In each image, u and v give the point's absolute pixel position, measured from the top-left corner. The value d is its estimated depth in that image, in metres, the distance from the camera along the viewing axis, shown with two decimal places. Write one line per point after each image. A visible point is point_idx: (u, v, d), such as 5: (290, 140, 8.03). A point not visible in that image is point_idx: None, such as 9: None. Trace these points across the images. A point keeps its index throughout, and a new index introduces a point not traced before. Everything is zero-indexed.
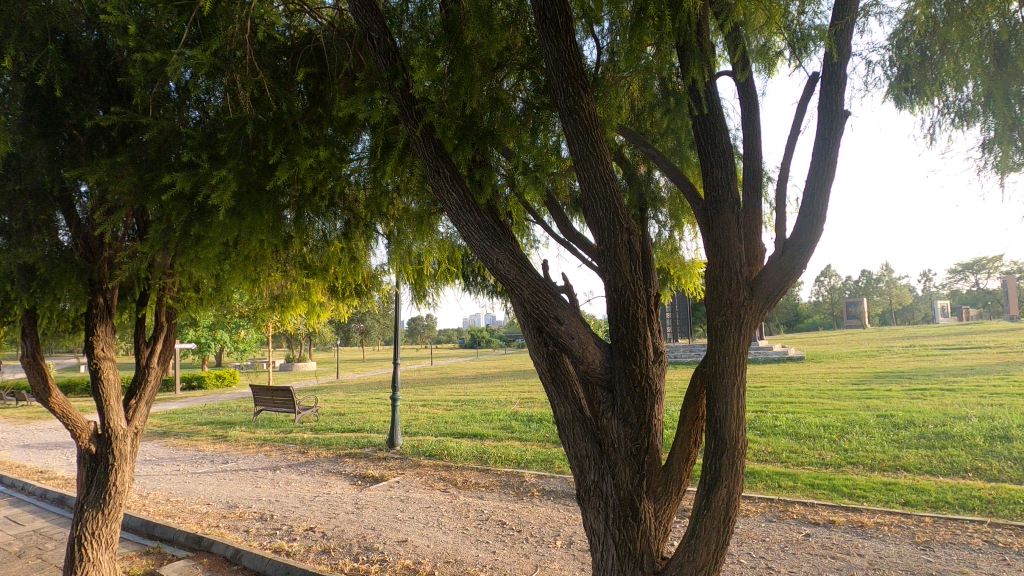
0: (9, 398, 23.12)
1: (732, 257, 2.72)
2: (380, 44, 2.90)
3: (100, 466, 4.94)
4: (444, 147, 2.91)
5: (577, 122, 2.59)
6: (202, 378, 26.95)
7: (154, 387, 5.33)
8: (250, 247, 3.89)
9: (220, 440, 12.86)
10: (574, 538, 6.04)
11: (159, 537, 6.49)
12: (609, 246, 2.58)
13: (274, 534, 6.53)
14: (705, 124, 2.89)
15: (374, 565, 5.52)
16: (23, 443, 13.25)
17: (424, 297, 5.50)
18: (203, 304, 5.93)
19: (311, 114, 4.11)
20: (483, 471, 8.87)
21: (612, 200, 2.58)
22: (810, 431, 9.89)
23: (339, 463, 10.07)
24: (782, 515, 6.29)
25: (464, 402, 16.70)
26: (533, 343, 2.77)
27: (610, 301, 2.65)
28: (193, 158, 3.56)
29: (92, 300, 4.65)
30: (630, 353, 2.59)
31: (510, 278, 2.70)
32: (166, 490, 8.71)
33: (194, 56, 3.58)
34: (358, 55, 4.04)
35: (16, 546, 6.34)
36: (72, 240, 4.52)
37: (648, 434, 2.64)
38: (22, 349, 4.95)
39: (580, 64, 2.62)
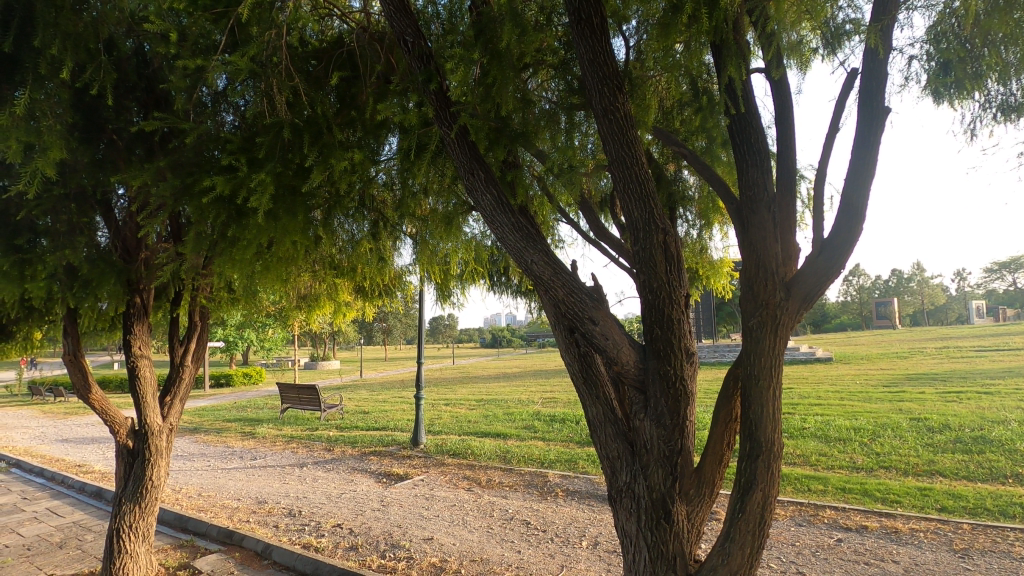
0: (48, 393, 24.01)
1: (769, 257, 2.69)
2: (414, 47, 2.94)
3: (137, 461, 5.08)
4: (479, 150, 2.93)
5: (612, 122, 2.58)
6: (231, 376, 27.61)
7: (188, 385, 5.48)
8: (283, 248, 3.96)
9: (248, 437, 13.14)
10: (600, 538, 6.02)
11: (193, 531, 6.65)
12: (643, 247, 2.58)
13: (303, 530, 6.65)
14: (741, 123, 2.86)
15: (401, 563, 5.57)
16: (62, 438, 13.73)
17: (449, 297, 5.64)
18: (234, 304, 6.07)
19: (344, 117, 4.17)
20: (507, 471, 8.90)
21: (647, 200, 2.57)
22: (840, 434, 9.68)
23: (365, 461, 10.19)
24: (812, 519, 6.17)
25: (486, 402, 16.75)
26: (564, 344, 2.77)
27: (644, 301, 2.64)
28: (231, 162, 3.64)
29: (129, 300, 4.78)
30: (664, 354, 2.58)
31: (544, 279, 2.70)
32: (198, 484, 8.93)
33: (233, 62, 3.66)
34: (390, 58, 4.11)
35: (57, 537, 6.57)
36: (111, 240, 4.77)
37: (681, 436, 2.62)
38: (64, 347, 5.13)
39: (615, 63, 2.62)
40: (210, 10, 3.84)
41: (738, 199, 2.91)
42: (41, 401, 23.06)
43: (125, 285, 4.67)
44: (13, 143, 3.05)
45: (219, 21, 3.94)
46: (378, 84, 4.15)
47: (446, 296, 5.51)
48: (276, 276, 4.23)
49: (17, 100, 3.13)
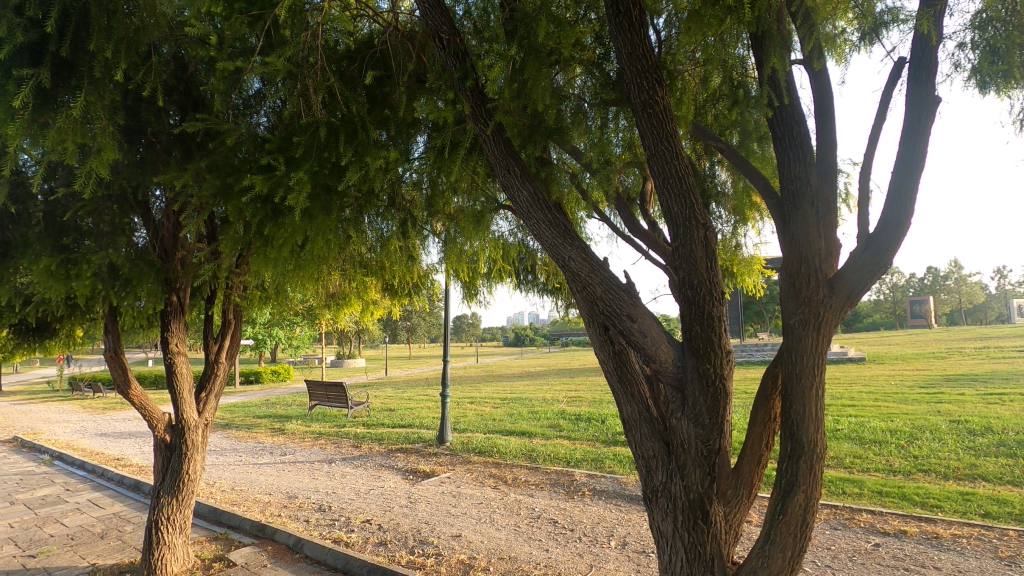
0: (87, 389, 24.88)
1: (812, 253, 2.62)
2: (450, 44, 2.95)
3: (174, 455, 5.22)
4: (514, 147, 2.94)
5: (652, 116, 2.54)
6: (259, 373, 28.21)
7: (222, 381, 5.60)
8: (316, 247, 4.02)
9: (278, 433, 13.39)
10: (628, 538, 5.97)
11: (226, 524, 6.80)
12: (684, 244, 2.53)
13: (332, 524, 6.75)
14: (783, 116, 2.80)
15: (430, 559, 5.60)
16: (102, 432, 14.21)
17: (475, 295, 5.68)
18: (267, 302, 6.21)
19: (377, 116, 4.19)
20: (533, 469, 8.89)
21: (687, 195, 2.53)
22: (875, 436, 9.42)
23: (391, 458, 10.29)
24: (847, 523, 6.02)
25: (511, 400, 16.77)
26: (598, 341, 2.74)
27: (682, 297, 2.59)
28: (270, 161, 3.69)
29: (167, 298, 4.92)
30: (703, 352, 2.53)
31: (582, 275, 2.69)
32: (230, 479, 9.14)
33: (270, 63, 3.70)
34: (422, 58, 4.12)
35: (98, 528, 6.79)
36: (149, 240, 4.91)
37: (719, 436, 2.57)
38: (105, 343, 5.28)
39: (653, 56, 2.58)
40: (248, 13, 3.84)
41: (778, 194, 2.85)
42: (82, 396, 23.98)
43: (163, 283, 4.81)
44: (66, 147, 3.13)
45: (255, 23, 3.97)
46: (411, 83, 4.17)
47: (473, 294, 5.55)
48: (309, 274, 4.30)
49: (68, 104, 3.21)
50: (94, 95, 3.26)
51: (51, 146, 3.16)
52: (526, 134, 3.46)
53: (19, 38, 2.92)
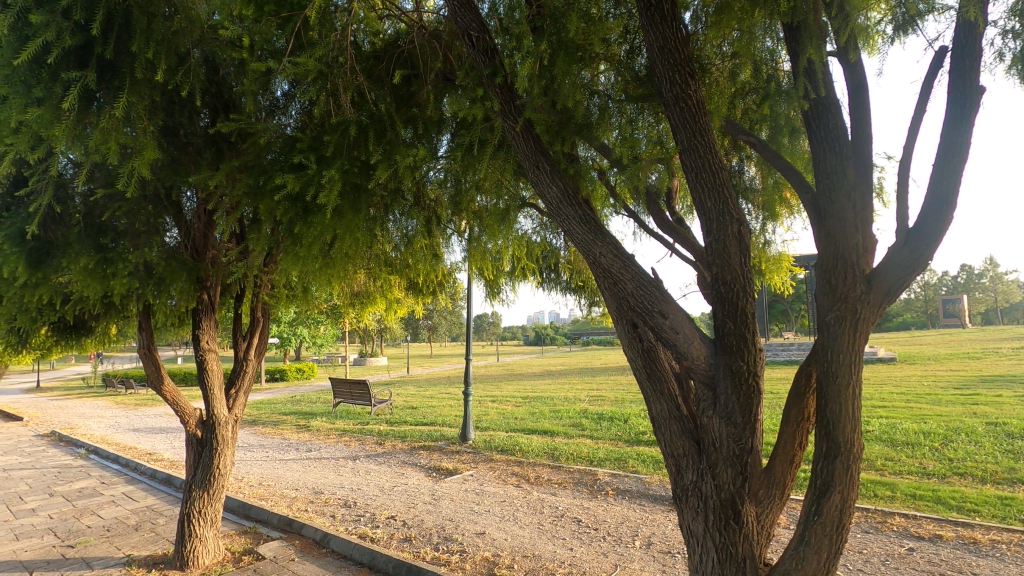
0: (120, 386, 25.64)
1: (850, 248, 2.55)
2: (479, 41, 2.97)
3: (205, 449, 5.35)
4: (543, 143, 2.94)
5: (684, 110, 2.52)
6: (284, 371, 28.73)
7: (251, 378, 5.71)
8: (344, 247, 4.08)
9: (303, 430, 13.60)
10: (653, 538, 5.92)
11: (255, 518, 6.93)
12: (717, 240, 2.50)
13: (358, 520, 6.83)
14: (820, 108, 2.74)
15: (454, 556, 5.62)
16: (134, 427, 14.60)
17: (499, 293, 5.70)
18: (294, 301, 6.31)
19: (404, 115, 4.22)
20: (556, 468, 8.86)
21: (721, 190, 2.50)
22: (908, 437, 9.18)
23: (415, 455, 10.36)
24: (879, 526, 5.87)
25: (533, 399, 16.74)
26: (627, 338, 2.72)
27: (715, 293, 2.56)
28: (301, 161, 3.74)
29: (198, 297, 5.03)
30: (736, 350, 2.49)
31: (613, 272, 2.67)
32: (258, 474, 9.32)
33: (301, 63, 3.75)
34: (448, 57, 4.13)
35: (133, 520, 6.99)
36: (180, 240, 5.05)
37: (751, 435, 2.53)
38: (140, 340, 5.42)
39: (686, 49, 2.56)
40: (278, 14, 3.91)
41: (813, 188, 2.79)
42: (115, 393, 24.74)
43: (195, 281, 4.93)
44: (110, 147, 3.22)
45: (284, 25, 4.04)
46: (438, 82, 4.17)
47: (496, 292, 5.57)
48: (336, 273, 4.36)
49: (112, 106, 3.29)
50: (136, 97, 3.34)
51: (93, 148, 3.25)
52: (555, 131, 3.46)
53: (67, 42, 3.01)
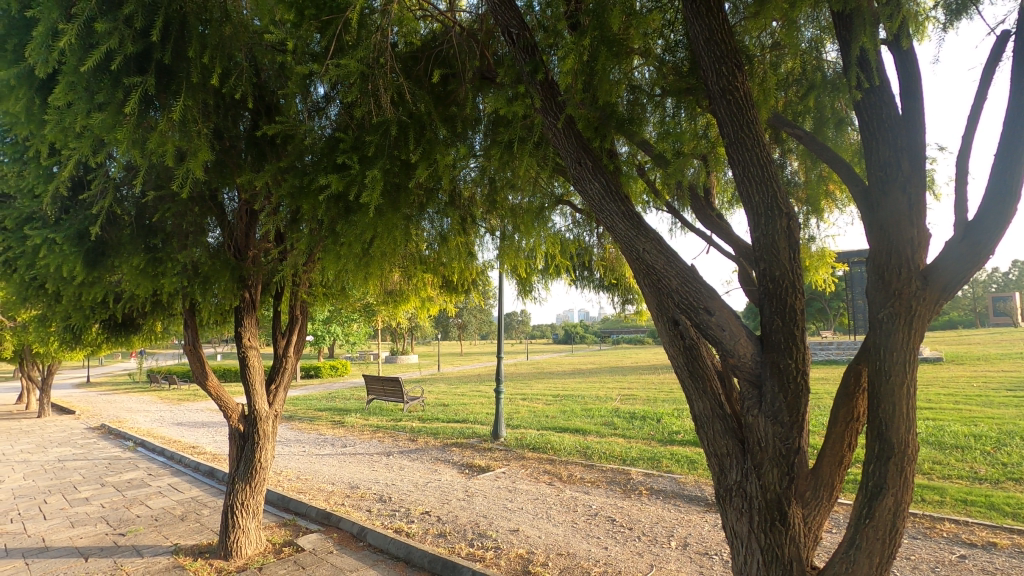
0: (164, 382, 26.61)
1: (905, 242, 2.46)
2: (520, 38, 2.99)
3: (248, 443, 5.51)
4: (585, 140, 2.93)
5: (731, 102, 2.49)
6: (319, 368, 29.40)
7: (290, 375, 5.85)
8: (381, 246, 4.14)
9: (338, 425, 13.87)
10: (689, 539, 5.83)
11: (294, 511, 7.11)
12: (766, 235, 2.44)
13: (393, 515, 6.94)
14: (873, 98, 2.66)
15: (489, 552, 5.65)
16: (178, 421, 15.15)
17: (531, 291, 5.71)
18: (330, 299, 6.45)
19: (442, 114, 4.27)
20: (589, 467, 8.81)
21: (770, 184, 2.45)
22: (957, 440, 8.81)
23: (447, 452, 10.46)
24: (928, 532, 5.66)
25: (563, 397, 16.71)
26: (669, 336, 2.69)
27: (763, 289, 2.50)
28: (344, 161, 3.82)
29: (240, 295, 5.18)
30: (785, 347, 2.44)
31: (656, 268, 2.64)
32: (296, 468, 9.56)
33: (344, 65, 3.80)
34: (485, 55, 4.16)
35: (179, 510, 7.25)
36: (222, 240, 5.18)
37: (798, 435, 2.47)
38: (185, 337, 5.62)
39: (733, 40, 2.52)
40: (319, 18, 4.02)
41: (865, 181, 2.70)
42: (160, 388, 25.74)
43: (238, 280, 5.07)
44: (166, 149, 3.34)
45: (324, 28, 4.12)
46: (475, 80, 4.19)
47: (528, 290, 5.59)
48: (374, 271, 4.43)
49: (169, 110, 3.43)
50: (190, 101, 3.47)
51: (149, 151, 3.38)
52: (595, 127, 3.44)
53: (128, 49, 3.14)
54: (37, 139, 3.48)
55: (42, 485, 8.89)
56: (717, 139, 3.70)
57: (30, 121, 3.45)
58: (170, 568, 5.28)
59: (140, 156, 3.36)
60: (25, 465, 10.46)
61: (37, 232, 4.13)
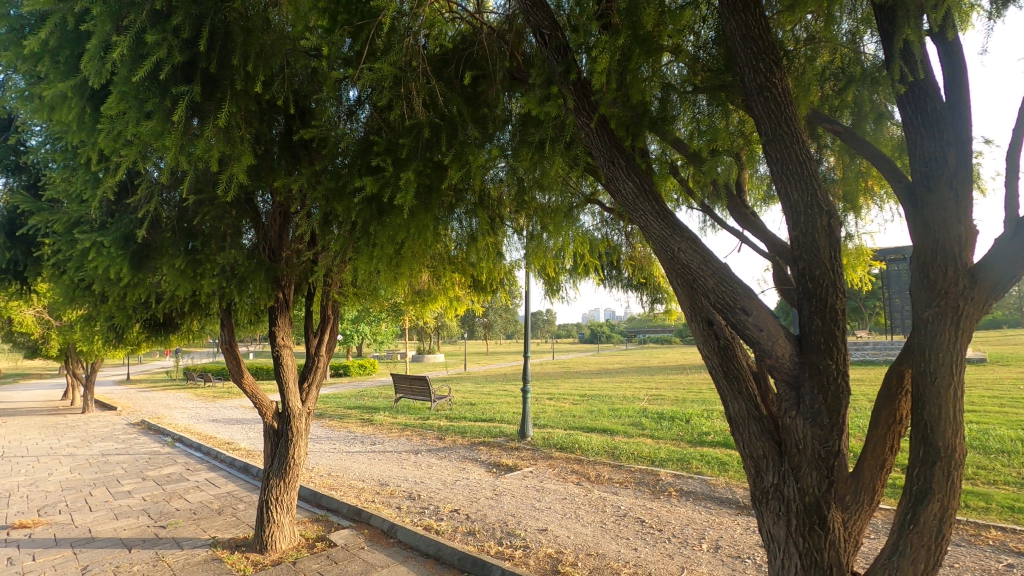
0: (200, 379, 27.39)
1: (952, 239, 2.38)
2: (552, 39, 3.01)
3: (282, 440, 5.65)
4: (618, 139, 2.92)
5: (769, 99, 2.46)
6: (348, 366, 29.91)
7: (322, 373, 5.97)
8: (412, 248, 4.19)
9: (367, 423, 14.08)
10: (721, 542, 5.74)
11: (326, 507, 7.25)
12: (805, 233, 2.40)
13: (422, 512, 7.02)
14: (917, 91, 2.58)
15: (518, 551, 5.66)
16: (214, 418, 15.62)
17: (558, 290, 5.71)
18: (361, 299, 6.55)
19: (474, 116, 4.31)
20: (617, 467, 8.75)
21: (809, 181, 2.41)
22: (1003, 445, 8.46)
23: (475, 451, 10.52)
24: (972, 539, 5.46)
25: (590, 397, 16.63)
26: (703, 336, 2.67)
27: (801, 288, 2.46)
28: (378, 163, 3.89)
29: (275, 296, 5.30)
30: (825, 348, 2.39)
31: (691, 267, 2.61)
32: (327, 465, 9.75)
33: (378, 69, 3.86)
34: (515, 57, 4.18)
35: (216, 505, 7.47)
36: (257, 241, 5.29)
37: (838, 437, 2.41)
38: (222, 335, 5.77)
39: (771, 36, 2.50)
40: (351, 23, 4.09)
41: (909, 177, 2.62)
42: (196, 385, 26.52)
43: (272, 281, 5.19)
44: (210, 155, 3.46)
45: (356, 34, 4.20)
46: (505, 81, 4.21)
47: (555, 290, 5.59)
48: (404, 271, 4.49)
49: (214, 116, 3.55)
50: (234, 107, 3.58)
51: (193, 157, 3.50)
52: (627, 126, 3.43)
53: (176, 59, 3.26)
54: (88, 146, 3.64)
55: (88, 478, 9.27)
56: (750, 136, 3.64)
57: (82, 129, 3.60)
58: (209, 560, 5.44)
59: (186, 162, 3.48)
60: (71, 458, 10.90)
61: (86, 236, 4.31)
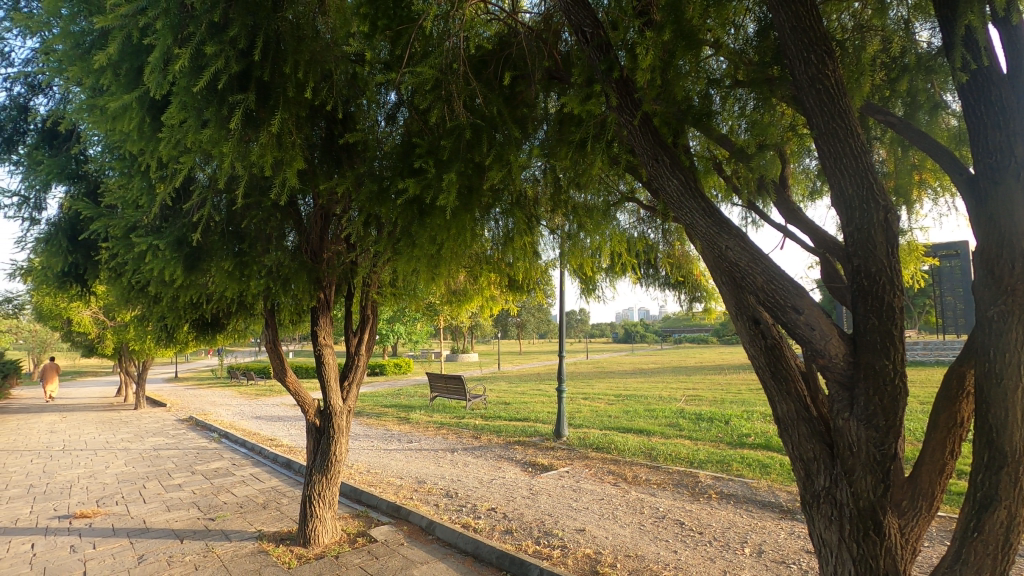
0: (242, 377, 28.27)
1: (1020, 234, 2.26)
2: (594, 37, 3.01)
3: (324, 437, 5.79)
4: (662, 135, 2.89)
5: (821, 92, 2.41)
6: (383, 365, 30.43)
7: (362, 372, 6.08)
8: (451, 248, 4.24)
9: (404, 422, 14.29)
10: (764, 547, 5.60)
11: (365, 503, 7.40)
12: (859, 229, 2.33)
13: (460, 510, 7.08)
14: (980, 79, 2.46)
15: (556, 550, 5.66)
16: (256, 415, 16.12)
17: (595, 289, 5.67)
18: (398, 299, 6.66)
19: (513, 116, 4.34)
20: (654, 468, 8.66)
21: (864, 175, 2.34)
22: None
23: (510, 450, 10.55)
24: None
25: (625, 397, 16.46)
26: (750, 336, 2.61)
27: (855, 286, 2.39)
28: (421, 165, 3.96)
29: (317, 296, 5.44)
30: (882, 347, 2.30)
31: (739, 265, 2.56)
32: (366, 462, 9.94)
33: (421, 73, 3.94)
34: (554, 56, 4.19)
35: (261, 499, 7.71)
36: (298, 242, 5.39)
37: (894, 440, 2.33)
38: (266, 335, 5.94)
39: (822, 27, 2.43)
40: (392, 28, 4.25)
41: (971, 169, 2.51)
42: (238, 383, 27.39)
43: (314, 282, 5.33)
44: (263, 161, 3.60)
45: (396, 39, 4.35)
46: (544, 80, 4.23)
47: (591, 289, 5.56)
48: (442, 271, 4.54)
49: (267, 124, 3.68)
50: (286, 114, 3.70)
51: (247, 163, 3.64)
52: (670, 124, 3.40)
53: (233, 69, 3.40)
54: (148, 154, 3.82)
55: (141, 471, 9.70)
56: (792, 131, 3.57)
57: (143, 138, 3.78)
58: (255, 552, 5.62)
59: (241, 168, 3.62)
60: (126, 452, 11.44)
61: (143, 240, 4.52)
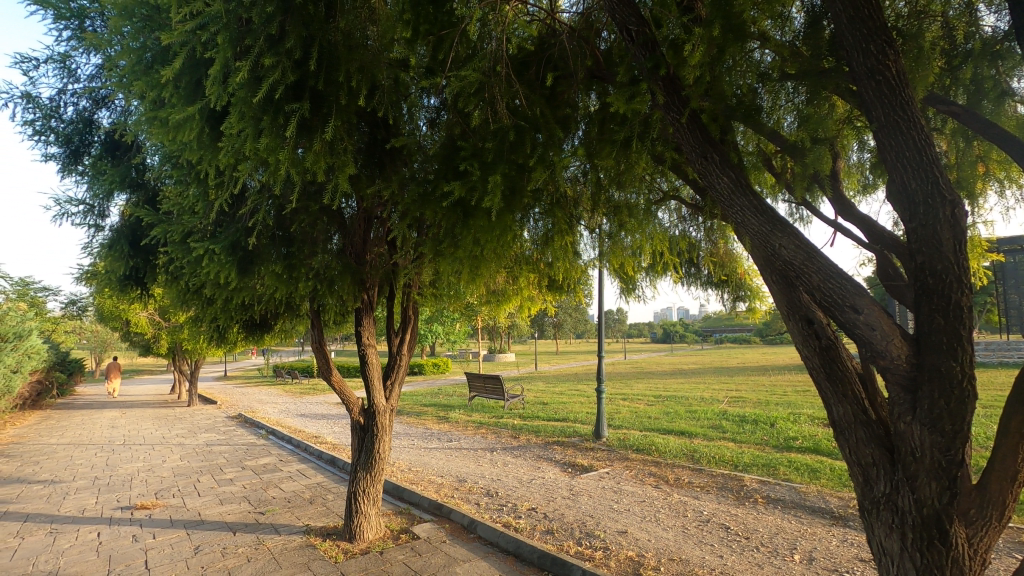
0: (287, 376, 29.16)
1: None
2: (640, 35, 2.98)
3: (368, 436, 5.93)
4: (710, 132, 2.85)
5: (881, 83, 2.33)
6: (422, 365, 30.86)
7: (403, 372, 6.20)
8: (492, 248, 4.27)
9: (443, 421, 14.45)
10: (815, 554, 5.43)
11: (407, 500, 7.53)
12: (923, 225, 2.23)
13: (500, 509, 7.13)
14: None
15: (598, 552, 5.62)
16: (301, 413, 16.61)
17: (635, 289, 5.61)
18: (438, 299, 6.75)
19: (556, 116, 4.35)
20: (697, 471, 8.49)
21: (928, 169, 2.24)
22: None
23: (549, 450, 10.54)
24: None
25: (666, 398, 16.21)
26: (805, 337, 2.54)
27: (919, 284, 2.29)
28: (465, 167, 4.01)
29: (361, 297, 5.57)
30: (949, 348, 2.19)
31: (794, 264, 2.49)
32: (407, 460, 10.11)
33: (465, 77, 3.99)
34: (596, 55, 4.19)
35: (308, 494, 7.95)
36: (342, 243, 5.53)
37: (962, 445, 2.21)
38: (311, 336, 6.12)
39: (882, 16, 2.35)
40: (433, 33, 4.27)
41: None
42: (283, 382, 28.27)
43: (358, 283, 5.46)
44: (314, 167, 3.72)
45: (438, 45, 4.40)
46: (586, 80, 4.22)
47: (631, 289, 5.51)
48: (483, 272, 4.58)
49: (319, 131, 3.80)
50: (337, 122, 3.82)
51: (298, 169, 3.76)
52: (718, 120, 3.34)
53: (287, 79, 3.54)
54: (208, 163, 4.00)
55: (195, 466, 10.13)
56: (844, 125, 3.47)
57: (202, 148, 3.96)
58: (304, 546, 5.80)
59: (294, 174, 3.75)
60: (180, 447, 11.96)
61: (201, 245, 4.74)
